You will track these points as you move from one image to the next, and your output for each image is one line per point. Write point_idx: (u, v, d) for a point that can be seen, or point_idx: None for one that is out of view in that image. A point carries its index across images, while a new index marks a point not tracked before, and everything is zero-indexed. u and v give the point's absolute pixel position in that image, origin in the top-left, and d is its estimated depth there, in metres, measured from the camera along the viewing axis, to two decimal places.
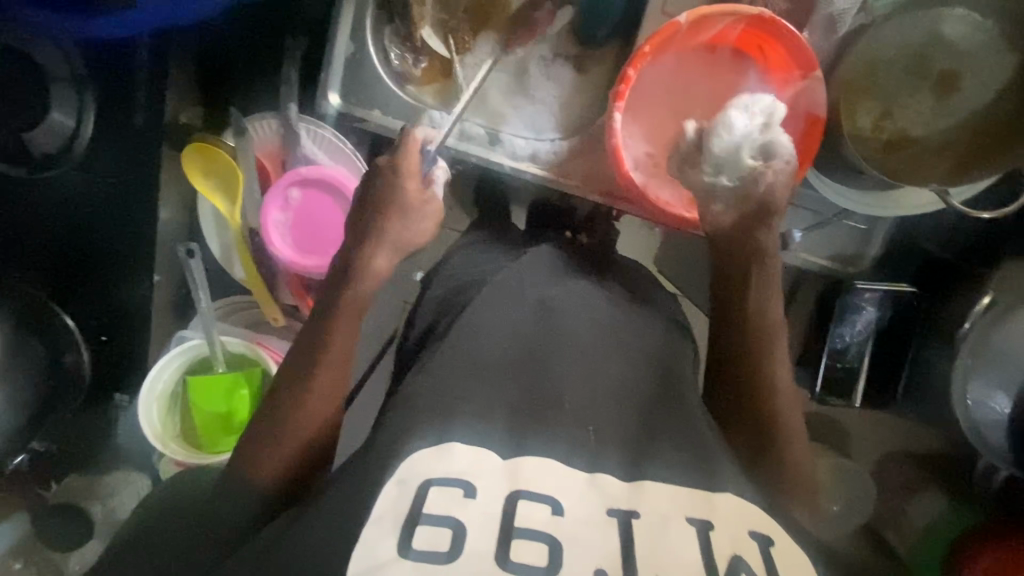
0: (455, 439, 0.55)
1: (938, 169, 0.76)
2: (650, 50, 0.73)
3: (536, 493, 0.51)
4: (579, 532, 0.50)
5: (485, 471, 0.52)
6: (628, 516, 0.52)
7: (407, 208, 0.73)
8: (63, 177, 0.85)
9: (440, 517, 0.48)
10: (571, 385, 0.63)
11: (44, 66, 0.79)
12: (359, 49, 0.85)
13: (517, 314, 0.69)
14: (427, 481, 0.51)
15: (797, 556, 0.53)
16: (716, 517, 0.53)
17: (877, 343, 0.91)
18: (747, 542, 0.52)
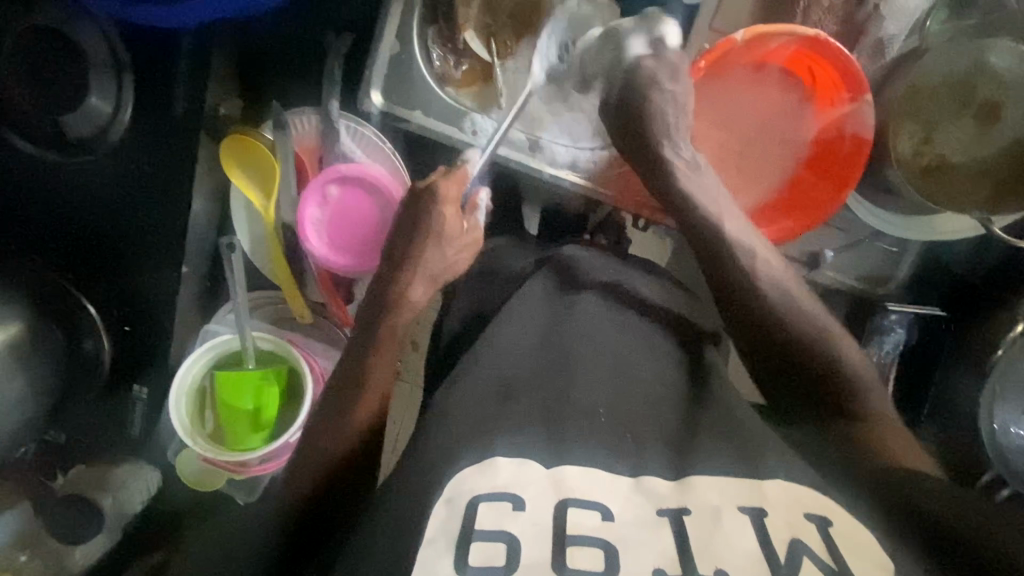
0: (497, 453, 0.54)
1: (981, 194, 0.76)
2: (703, 66, 0.75)
3: (586, 501, 0.51)
4: (632, 535, 0.49)
5: (529, 483, 0.51)
6: (680, 514, 0.51)
7: (454, 241, 0.74)
8: (96, 162, 0.83)
9: (493, 533, 0.48)
10: (597, 392, 0.61)
11: (84, 47, 0.78)
12: (405, 48, 0.85)
13: (543, 313, 0.69)
14: (474, 498, 0.50)
15: (865, 543, 0.50)
16: (768, 503, 0.52)
17: (904, 364, 0.94)
18: (804, 524, 0.51)
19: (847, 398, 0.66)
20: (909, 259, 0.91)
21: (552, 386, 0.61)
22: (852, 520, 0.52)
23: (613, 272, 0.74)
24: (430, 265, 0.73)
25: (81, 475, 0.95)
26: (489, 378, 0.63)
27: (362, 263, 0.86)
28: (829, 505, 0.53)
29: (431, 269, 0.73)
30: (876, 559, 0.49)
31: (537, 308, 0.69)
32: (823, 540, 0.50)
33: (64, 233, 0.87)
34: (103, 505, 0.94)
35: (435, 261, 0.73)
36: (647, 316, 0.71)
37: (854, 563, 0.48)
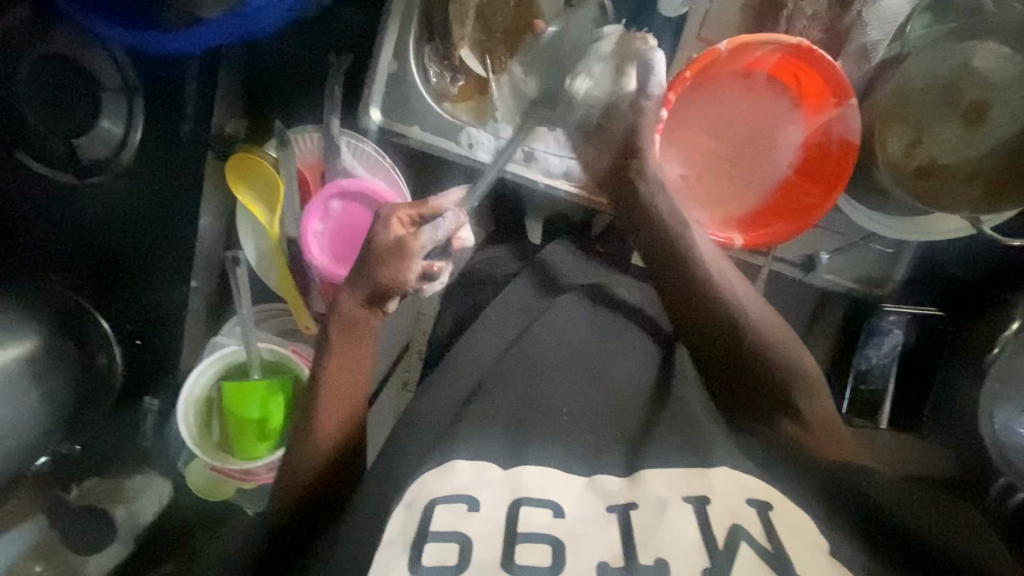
0: (458, 456, 0.58)
1: (969, 193, 0.77)
2: (689, 75, 0.76)
3: (537, 499, 0.55)
4: (581, 530, 0.53)
5: (485, 486, 0.56)
6: (627, 509, 0.55)
7: (385, 262, 0.69)
8: (108, 182, 0.87)
9: (446, 534, 0.52)
10: (562, 396, 0.67)
11: (97, 73, 0.82)
12: (402, 67, 0.88)
13: (517, 320, 0.75)
14: (432, 500, 0.54)
15: (802, 521, 0.54)
16: (713, 492, 0.55)
17: (903, 364, 0.94)
18: (746, 510, 0.54)
19: (799, 396, 0.70)
20: (907, 259, 0.91)
21: (533, 388, 0.67)
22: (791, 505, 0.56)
23: (593, 275, 0.79)
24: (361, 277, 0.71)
25: (94, 487, 0.98)
26: (468, 380, 0.70)
27: None
28: (770, 488, 0.56)
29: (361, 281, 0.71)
30: (810, 538, 0.52)
31: (514, 316, 0.75)
32: (761, 523, 0.53)
33: (80, 253, 0.91)
34: (116, 516, 0.95)
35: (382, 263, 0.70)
36: (623, 317, 0.75)
37: (790, 545, 0.52)
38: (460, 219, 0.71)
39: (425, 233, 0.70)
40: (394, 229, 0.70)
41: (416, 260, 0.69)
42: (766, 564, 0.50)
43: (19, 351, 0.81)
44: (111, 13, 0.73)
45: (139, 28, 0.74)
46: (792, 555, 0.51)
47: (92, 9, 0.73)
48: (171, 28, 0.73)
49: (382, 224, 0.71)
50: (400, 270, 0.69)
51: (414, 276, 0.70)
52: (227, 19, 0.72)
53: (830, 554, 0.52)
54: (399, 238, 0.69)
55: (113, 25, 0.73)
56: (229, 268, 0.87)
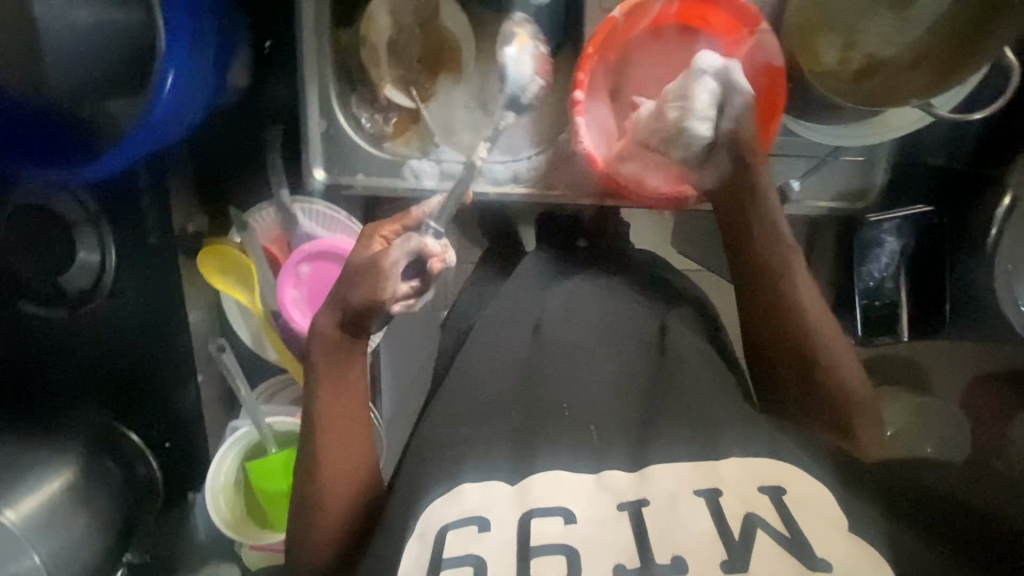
0: (464, 480, 0.55)
1: (919, 80, 0.74)
2: (594, 50, 0.74)
3: (548, 507, 0.51)
4: (595, 534, 0.50)
5: (496, 501, 0.53)
6: (639, 506, 0.51)
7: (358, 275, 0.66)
8: (100, 307, 0.92)
9: (459, 559, 0.49)
10: (562, 392, 0.63)
11: (60, 212, 0.85)
12: (331, 123, 0.91)
13: (510, 335, 0.69)
14: (443, 527, 0.52)
15: (815, 495, 0.52)
16: (725, 483, 0.53)
17: (913, 271, 0.89)
18: (758, 497, 0.52)
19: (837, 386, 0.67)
20: (882, 163, 0.87)
21: (525, 394, 0.64)
22: (813, 487, 0.53)
23: (581, 270, 0.75)
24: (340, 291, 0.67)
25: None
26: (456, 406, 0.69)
27: None
28: (784, 472, 0.54)
29: (338, 294, 0.67)
30: (827, 517, 0.50)
31: (501, 325, 0.70)
32: (777, 510, 0.51)
33: (99, 376, 0.96)
34: None
35: (365, 293, 0.65)
36: (617, 301, 0.70)
37: (809, 529, 0.49)
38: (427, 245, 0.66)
39: (397, 248, 0.65)
40: (373, 240, 0.70)
41: (389, 280, 0.65)
42: (794, 560, 0.47)
43: (61, 480, 0.86)
44: (42, 154, 0.74)
45: (75, 161, 0.74)
46: (810, 537, 0.49)
47: (23, 153, 0.74)
48: (97, 153, 0.73)
49: (362, 242, 0.71)
50: (375, 287, 0.65)
51: (395, 293, 0.65)
52: (136, 133, 0.70)
53: (844, 528, 0.50)
54: (375, 255, 0.67)
55: (50, 167, 0.74)
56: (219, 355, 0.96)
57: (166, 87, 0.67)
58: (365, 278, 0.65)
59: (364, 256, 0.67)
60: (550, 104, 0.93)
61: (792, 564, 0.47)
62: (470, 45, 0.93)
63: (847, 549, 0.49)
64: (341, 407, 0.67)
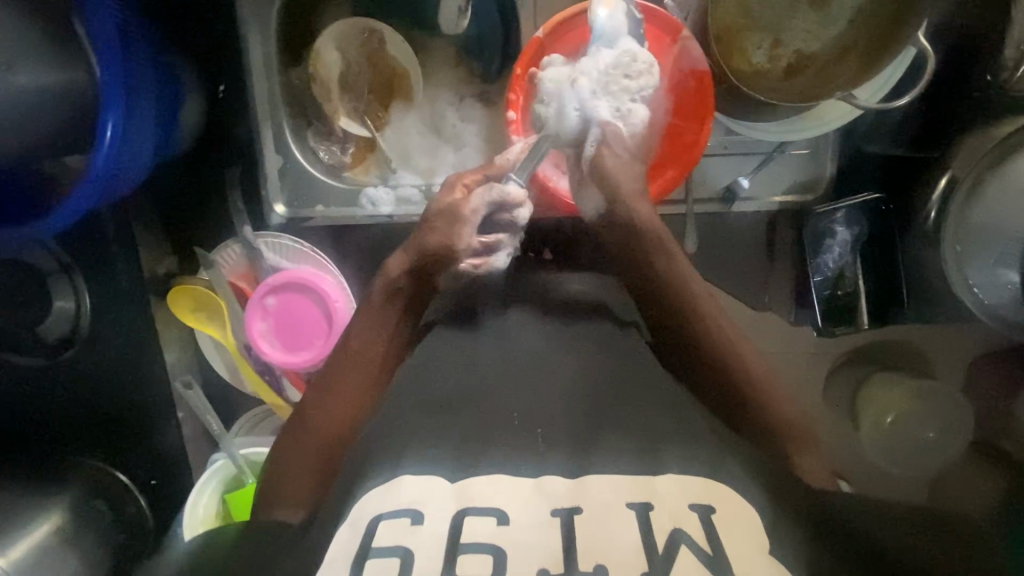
0: (404, 471, 0.53)
1: (847, 73, 0.75)
2: (522, 71, 0.77)
3: (483, 507, 0.49)
4: (524, 538, 0.46)
5: (432, 497, 0.50)
6: (572, 513, 0.48)
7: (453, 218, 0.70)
8: (81, 352, 0.94)
9: (388, 549, 0.46)
10: (511, 404, 0.61)
11: (35, 263, 0.86)
12: (287, 158, 0.94)
13: (472, 344, 0.67)
14: (377, 516, 0.49)
15: (745, 517, 0.49)
16: (657, 497, 0.49)
17: (865, 259, 0.89)
18: (689, 514, 0.48)
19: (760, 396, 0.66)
20: (828, 154, 0.88)
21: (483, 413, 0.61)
22: (741, 504, 0.50)
23: (537, 281, 0.74)
24: (421, 240, 0.71)
25: None
26: None
27: (316, 356, 0.93)
28: (713, 487, 0.50)
29: (418, 242, 0.71)
30: (753, 535, 0.47)
31: (451, 339, 0.68)
32: (705, 527, 0.47)
33: (86, 421, 0.98)
34: None
35: (440, 238, 0.70)
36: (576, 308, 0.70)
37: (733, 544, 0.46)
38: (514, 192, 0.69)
39: (478, 191, 0.69)
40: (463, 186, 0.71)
41: (467, 229, 0.70)
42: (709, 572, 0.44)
43: (46, 527, 0.87)
44: None
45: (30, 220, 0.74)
46: (729, 551, 0.46)
47: None
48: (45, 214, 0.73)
49: (449, 185, 0.71)
50: (451, 233, 0.70)
51: (463, 240, 0.71)
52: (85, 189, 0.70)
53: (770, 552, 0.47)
54: (456, 200, 0.70)
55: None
56: (184, 391, 0.97)
57: (107, 138, 0.69)
58: (442, 224, 0.71)
59: (445, 202, 0.70)
60: (500, 123, 0.96)
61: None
62: (418, 72, 0.95)
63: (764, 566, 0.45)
64: (334, 391, 0.69)
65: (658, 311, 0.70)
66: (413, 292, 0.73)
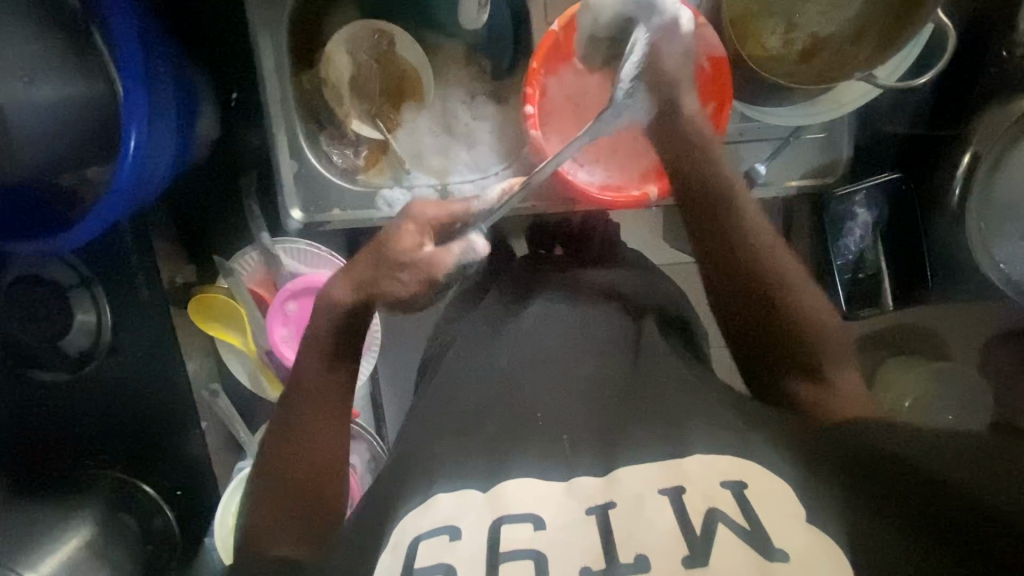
0: (438, 489, 0.51)
1: (864, 53, 0.74)
2: (539, 65, 0.77)
3: (519, 513, 0.47)
4: (562, 538, 0.45)
5: (467, 510, 0.48)
6: (605, 510, 0.46)
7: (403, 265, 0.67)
8: (102, 365, 0.94)
9: (430, 569, 0.44)
10: (539, 399, 0.57)
11: (55, 279, 0.88)
12: (302, 164, 0.94)
13: (500, 342, 0.64)
14: (415, 538, 0.47)
15: (778, 488, 0.47)
16: (688, 480, 0.47)
17: (886, 240, 0.90)
18: (722, 493, 0.46)
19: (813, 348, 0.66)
20: (844, 137, 0.88)
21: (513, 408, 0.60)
22: (775, 485, 0.47)
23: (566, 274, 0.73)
24: (369, 278, 0.68)
25: None
26: None
27: None
28: (746, 465, 0.48)
29: (366, 281, 0.68)
30: (785, 513, 0.45)
31: (482, 336, 0.67)
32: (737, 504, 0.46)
33: (108, 434, 0.97)
34: None
35: (399, 288, 0.67)
36: (607, 300, 0.67)
37: (771, 530, 0.44)
38: (482, 247, 0.68)
39: (455, 248, 0.67)
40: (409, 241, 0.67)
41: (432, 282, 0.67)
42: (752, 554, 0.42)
43: (73, 543, 0.87)
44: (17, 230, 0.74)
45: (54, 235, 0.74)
46: (768, 529, 0.44)
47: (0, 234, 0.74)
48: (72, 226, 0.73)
49: (397, 234, 0.68)
50: (415, 283, 0.67)
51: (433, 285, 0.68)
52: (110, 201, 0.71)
53: (802, 520, 0.45)
54: (428, 254, 0.67)
55: (25, 241, 0.74)
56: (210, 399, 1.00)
57: (131, 150, 0.69)
58: (409, 274, 0.67)
59: (414, 252, 0.67)
60: (513, 120, 0.96)
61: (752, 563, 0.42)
62: (429, 71, 0.95)
63: (804, 536, 0.44)
64: (324, 411, 0.67)
65: (705, 218, 0.73)
66: (361, 328, 0.70)
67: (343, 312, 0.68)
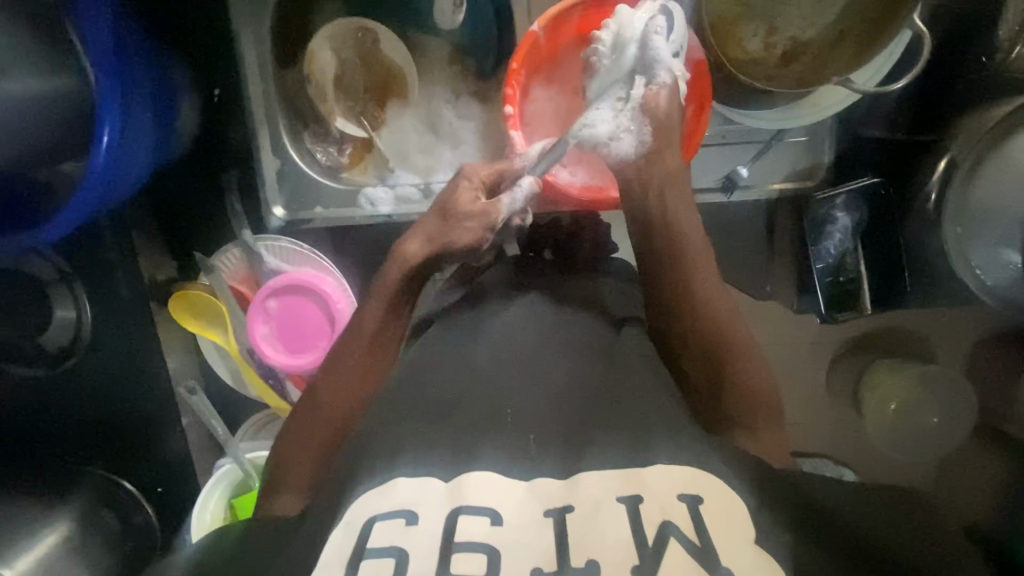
0: (398, 473, 0.49)
1: (840, 60, 0.75)
2: (519, 66, 0.76)
3: (478, 505, 0.46)
4: (518, 539, 0.44)
5: (426, 497, 0.47)
6: (563, 513, 0.46)
7: (465, 214, 0.70)
8: (81, 362, 0.93)
9: (382, 551, 0.44)
10: (512, 396, 0.56)
11: (33, 274, 0.86)
12: (284, 161, 0.94)
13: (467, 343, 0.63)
14: (370, 518, 0.46)
15: (738, 514, 0.45)
16: (647, 489, 0.47)
17: (867, 243, 0.89)
18: (678, 506, 0.45)
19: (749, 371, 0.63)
20: (826, 141, 0.88)
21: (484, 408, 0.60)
22: (730, 494, 0.47)
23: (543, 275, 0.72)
24: (437, 228, 0.70)
25: None
26: None
27: (318, 358, 0.92)
28: (704, 475, 0.48)
29: (434, 231, 0.70)
30: (740, 530, 0.45)
31: (455, 335, 0.65)
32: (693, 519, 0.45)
33: (87, 430, 0.97)
34: None
35: (465, 237, 0.69)
36: (584, 304, 0.67)
37: (721, 546, 0.43)
38: (534, 187, 0.73)
39: (504, 199, 0.71)
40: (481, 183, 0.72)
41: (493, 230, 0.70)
42: (697, 565, 0.42)
43: (55, 536, 0.87)
44: None
45: (27, 228, 0.73)
46: (717, 542, 0.43)
47: None
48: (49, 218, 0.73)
49: (464, 183, 0.72)
50: (473, 233, 0.69)
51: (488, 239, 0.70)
52: (84, 194, 0.70)
53: (752, 541, 0.44)
54: (484, 205, 0.70)
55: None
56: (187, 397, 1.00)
57: (103, 145, 0.69)
58: (470, 225, 0.69)
59: (472, 204, 0.70)
60: (496, 120, 0.96)
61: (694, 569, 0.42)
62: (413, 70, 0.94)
63: (750, 558, 0.43)
64: (348, 370, 0.67)
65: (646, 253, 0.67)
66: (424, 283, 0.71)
67: (409, 269, 0.69)
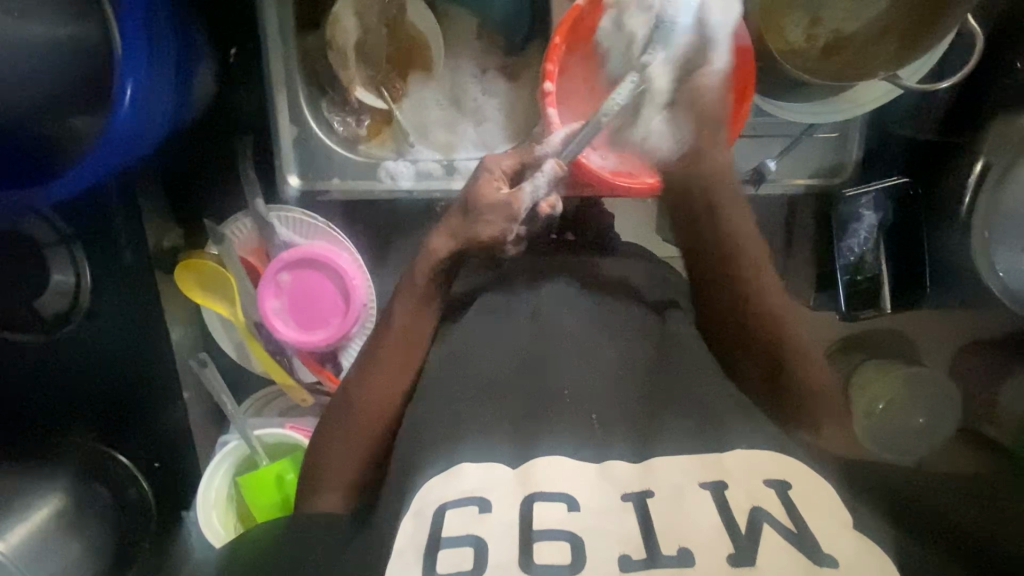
0: (464, 458, 0.49)
1: (884, 54, 0.74)
2: (561, 40, 0.75)
3: (553, 492, 0.45)
4: (597, 524, 0.43)
5: (497, 483, 0.46)
6: (644, 498, 0.45)
7: (487, 205, 0.69)
8: (79, 329, 0.89)
9: (458, 538, 0.43)
10: (565, 376, 0.56)
11: (31, 235, 0.82)
12: (302, 128, 0.90)
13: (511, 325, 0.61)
14: (442, 506, 0.45)
15: (831, 495, 0.45)
16: (729, 476, 0.46)
17: (889, 243, 0.90)
18: (764, 492, 0.45)
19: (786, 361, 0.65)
20: (856, 138, 0.88)
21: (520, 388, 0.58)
22: (816, 481, 0.47)
23: (576, 258, 0.70)
24: (460, 222, 0.69)
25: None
26: None
27: (333, 334, 0.90)
28: (784, 462, 0.48)
29: (458, 225, 0.70)
30: (829, 520, 0.44)
31: (495, 313, 0.63)
32: (780, 500, 0.45)
33: (85, 401, 0.93)
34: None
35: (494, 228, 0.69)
36: (623, 292, 0.65)
37: (818, 531, 0.42)
38: (557, 172, 0.70)
39: (527, 188, 0.69)
40: (500, 178, 0.71)
41: (516, 222, 0.69)
42: (795, 550, 0.41)
43: (47, 509, 0.83)
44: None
45: (38, 184, 0.69)
46: (815, 533, 0.42)
47: None
48: (59, 175, 0.68)
49: (485, 177, 0.71)
50: (501, 223, 0.69)
51: (515, 230, 0.69)
52: (101, 148, 0.66)
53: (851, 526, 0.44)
54: (506, 195, 0.69)
55: (9, 190, 0.69)
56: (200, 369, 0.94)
57: (126, 100, 0.65)
58: (493, 218, 0.69)
59: (495, 195, 0.69)
60: (522, 98, 0.93)
61: (801, 563, 0.40)
62: (439, 40, 0.91)
63: (853, 546, 0.42)
64: (385, 365, 0.66)
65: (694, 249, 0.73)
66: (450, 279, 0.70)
67: (439, 261, 0.69)
